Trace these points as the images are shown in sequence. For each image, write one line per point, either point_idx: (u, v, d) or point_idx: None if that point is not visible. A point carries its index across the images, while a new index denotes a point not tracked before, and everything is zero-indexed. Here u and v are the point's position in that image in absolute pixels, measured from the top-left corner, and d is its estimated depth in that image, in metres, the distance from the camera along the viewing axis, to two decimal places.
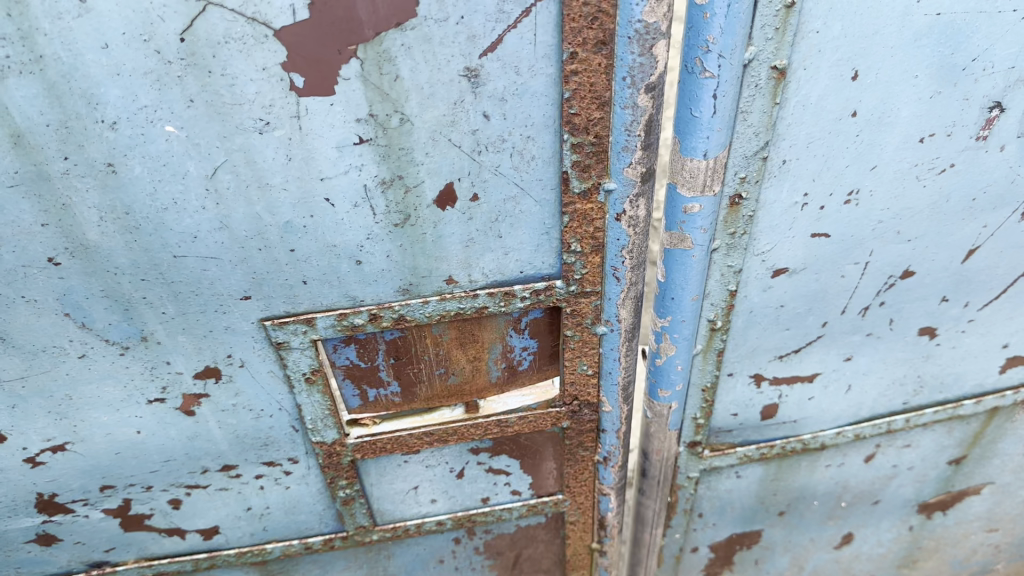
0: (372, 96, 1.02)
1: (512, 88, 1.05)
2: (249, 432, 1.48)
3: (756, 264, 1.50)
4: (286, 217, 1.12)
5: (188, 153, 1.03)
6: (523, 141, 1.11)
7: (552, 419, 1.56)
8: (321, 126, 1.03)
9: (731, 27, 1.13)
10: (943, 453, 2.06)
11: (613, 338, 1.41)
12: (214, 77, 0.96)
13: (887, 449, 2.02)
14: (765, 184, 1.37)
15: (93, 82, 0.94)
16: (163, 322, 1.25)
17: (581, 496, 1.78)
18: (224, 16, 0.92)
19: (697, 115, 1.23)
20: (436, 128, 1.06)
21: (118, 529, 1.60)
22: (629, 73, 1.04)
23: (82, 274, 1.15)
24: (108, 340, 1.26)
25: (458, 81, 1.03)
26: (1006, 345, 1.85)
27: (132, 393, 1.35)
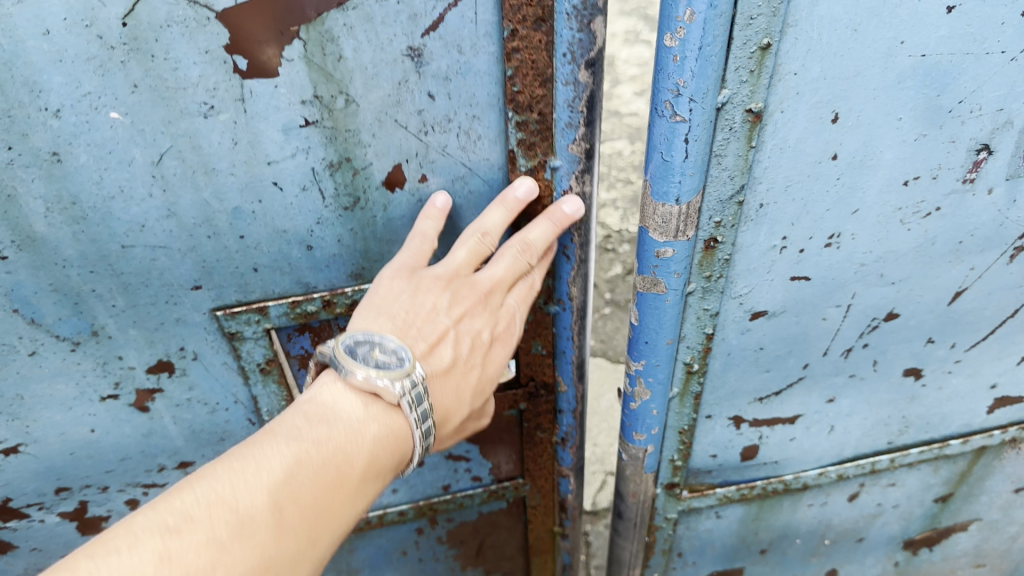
0: (316, 77, 0.98)
1: (455, 67, 1.00)
2: (205, 427, 1.43)
3: (733, 306, 1.45)
4: (234, 201, 1.09)
5: (135, 139, 1.00)
6: (469, 121, 1.06)
7: (508, 401, 1.46)
8: (266, 108, 0.99)
9: (703, 71, 1.04)
10: (929, 491, 2.00)
11: (566, 317, 1.29)
12: (157, 61, 0.93)
13: (871, 489, 1.95)
14: (741, 227, 1.30)
15: (34, 69, 0.91)
16: (114, 316, 1.20)
17: (541, 479, 1.67)
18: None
19: (668, 159, 1.15)
20: (381, 109, 1.02)
21: (76, 533, 1.55)
22: (568, 51, 0.97)
23: (31, 267, 1.11)
24: (58, 336, 1.21)
25: (400, 60, 0.98)
26: (994, 385, 1.78)
27: (84, 390, 1.30)
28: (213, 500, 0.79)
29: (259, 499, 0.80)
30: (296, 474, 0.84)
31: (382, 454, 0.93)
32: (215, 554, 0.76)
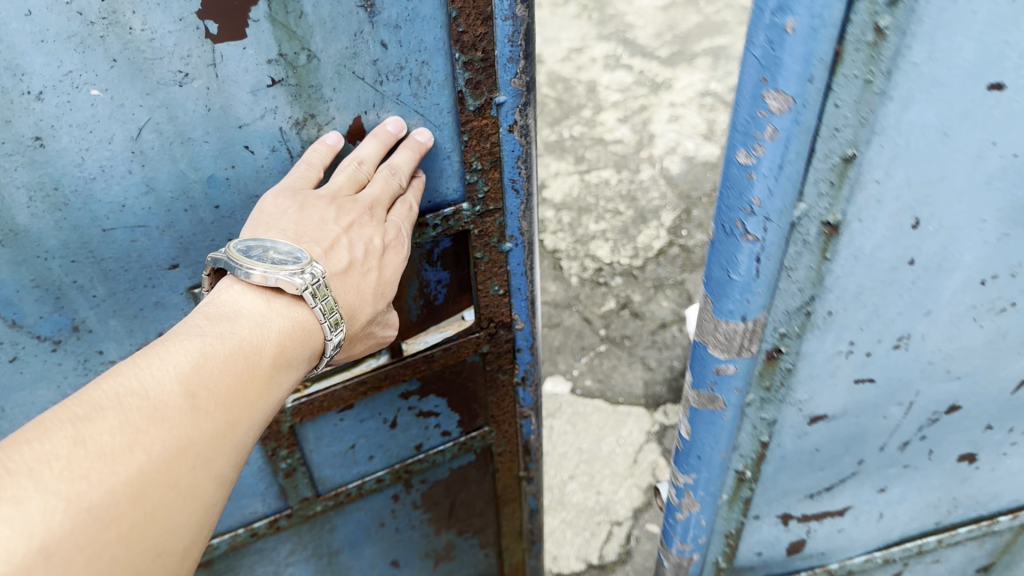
0: (280, 36, 0.98)
1: (404, 14, 1.00)
2: None
3: (794, 414, 1.21)
4: (208, 168, 1.08)
5: (115, 116, 0.98)
6: (419, 67, 1.06)
7: (474, 346, 1.41)
8: (236, 72, 0.99)
9: (781, 188, 0.84)
10: (972, 562, 1.82)
11: (517, 253, 1.32)
12: (135, 33, 0.92)
13: (914, 567, 1.75)
14: (806, 337, 1.06)
15: (16, 52, 0.89)
16: (95, 306, 1.18)
17: (506, 425, 1.62)
18: None
19: (732, 277, 0.93)
20: (340, 62, 1.02)
21: None
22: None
23: (12, 264, 1.07)
24: (40, 336, 1.17)
25: (354, 13, 0.98)
26: None
27: (67, 391, 1.27)
28: (123, 391, 0.80)
29: (170, 388, 0.82)
30: (206, 364, 0.86)
31: (292, 347, 0.95)
32: (132, 437, 0.77)
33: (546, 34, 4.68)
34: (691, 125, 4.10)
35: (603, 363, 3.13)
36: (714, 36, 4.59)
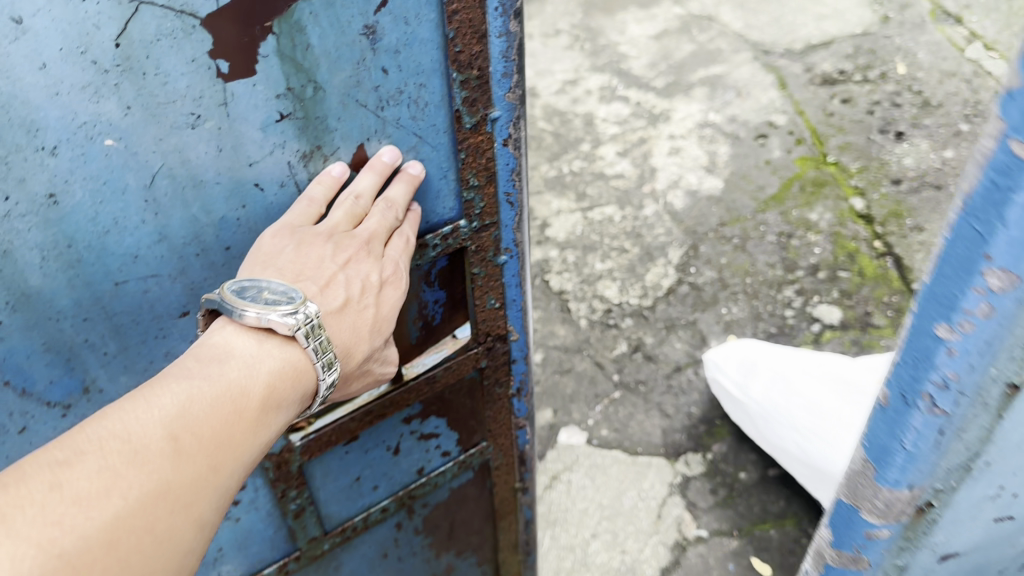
0: (287, 70, 0.83)
1: (402, 38, 0.87)
2: None
3: (924, 555, 1.00)
4: (219, 211, 0.89)
5: (129, 165, 0.80)
6: (416, 91, 0.92)
7: (473, 363, 1.27)
8: (246, 110, 0.83)
9: (979, 358, 0.74)
10: None
11: (512, 264, 1.18)
12: (149, 78, 0.76)
13: None
14: (958, 489, 0.91)
15: (31, 106, 0.72)
16: (107, 365, 0.94)
17: (502, 438, 1.48)
18: (156, 12, 0.72)
19: (903, 444, 0.83)
20: (344, 91, 0.88)
21: None
22: (500, 6, 0.89)
23: (25, 328, 0.85)
24: (49, 404, 0.93)
25: (355, 42, 0.84)
26: None
27: None
28: (103, 431, 0.70)
29: (151, 429, 0.72)
30: (191, 405, 0.75)
31: (282, 386, 0.82)
32: (108, 481, 0.68)
33: (535, 61, 3.41)
34: (694, 159, 2.89)
35: (619, 411, 2.28)
36: (710, 65, 3.25)
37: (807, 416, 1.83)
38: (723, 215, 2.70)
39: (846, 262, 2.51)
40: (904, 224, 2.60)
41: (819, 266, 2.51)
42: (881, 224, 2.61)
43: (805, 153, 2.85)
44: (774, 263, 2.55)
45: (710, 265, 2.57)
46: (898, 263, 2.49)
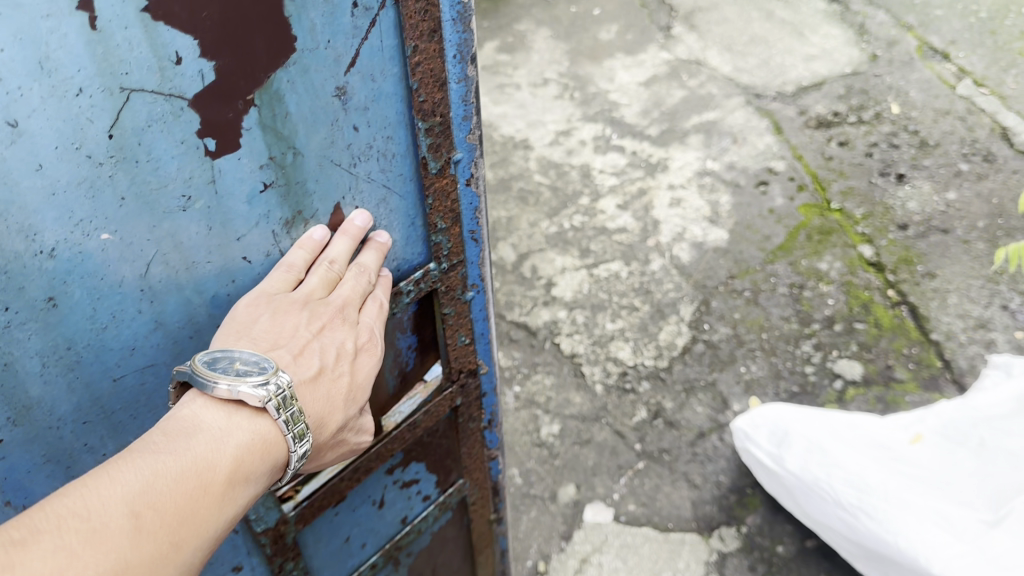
0: (269, 138, 0.67)
1: (369, 91, 0.71)
2: None
3: None
4: (212, 287, 0.73)
5: (123, 257, 0.64)
6: (384, 143, 0.76)
7: (448, 404, 1.07)
8: (233, 183, 0.68)
9: None
10: None
11: (480, 299, 1.01)
12: (142, 163, 0.61)
13: None
14: None
15: (26, 212, 0.57)
16: None
17: (477, 472, 1.26)
18: (149, 99, 0.58)
19: None
20: (323, 153, 0.72)
21: None
22: (458, 54, 0.75)
23: (26, 443, 0.69)
24: None
25: (329, 104, 0.69)
26: None
27: None
28: (58, 505, 0.54)
29: (111, 504, 0.55)
30: (158, 476, 0.58)
31: (256, 459, 0.65)
32: (61, 565, 0.52)
33: (524, 112, 2.61)
34: (698, 209, 2.24)
35: (645, 484, 1.72)
36: (703, 111, 2.53)
37: (849, 488, 1.37)
38: (731, 266, 2.09)
39: (860, 314, 1.95)
40: (915, 270, 2.03)
41: (835, 316, 1.95)
42: (891, 270, 2.03)
43: (808, 198, 2.23)
44: (785, 317, 1.97)
45: (723, 321, 1.99)
46: (916, 311, 1.94)
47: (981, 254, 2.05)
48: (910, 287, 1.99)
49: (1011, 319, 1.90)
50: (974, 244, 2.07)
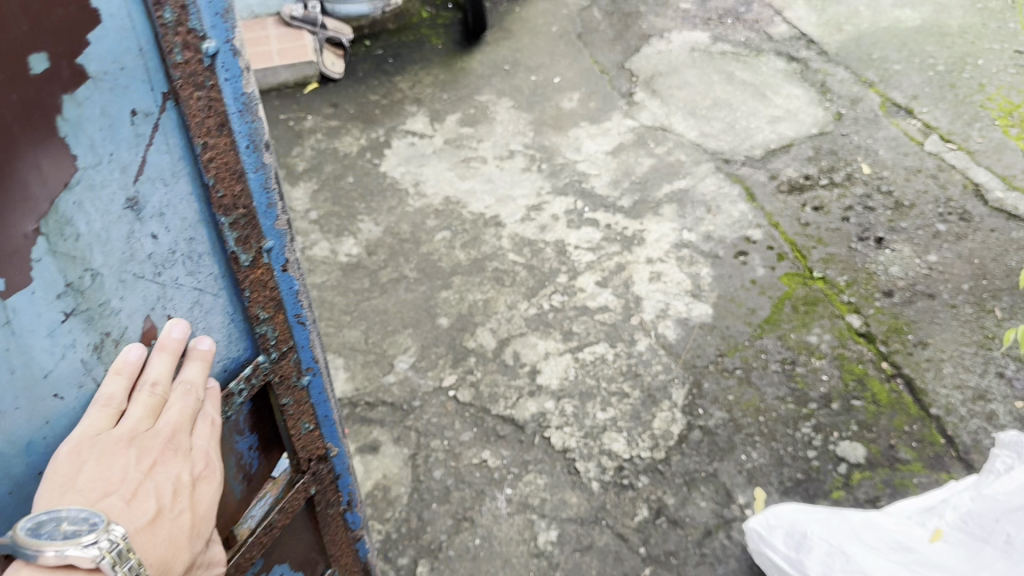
0: (62, 264, 0.55)
1: (161, 188, 0.60)
2: None
3: None
4: (23, 435, 0.59)
5: None
6: (187, 243, 0.64)
7: (303, 496, 0.89)
8: (30, 319, 0.55)
9: None
10: None
11: (320, 382, 0.85)
12: None
13: None
14: None
15: None
16: None
17: (342, 559, 1.04)
18: None
19: None
20: (123, 266, 0.60)
21: None
22: (251, 143, 0.65)
23: None
24: None
25: (120, 217, 0.58)
26: None
27: None
28: None
29: None
30: None
31: None
32: None
33: (492, 186, 2.05)
34: (680, 284, 1.77)
35: None
36: (674, 179, 2.04)
37: None
38: (718, 343, 1.64)
39: (855, 391, 1.54)
40: (907, 340, 1.62)
41: (831, 394, 1.54)
42: (882, 341, 1.62)
43: (789, 268, 1.79)
44: (780, 400, 1.54)
45: (717, 404, 1.54)
46: (912, 384, 1.54)
47: (970, 318, 1.65)
48: (902, 358, 1.59)
49: (1009, 388, 1.52)
50: (961, 309, 1.67)
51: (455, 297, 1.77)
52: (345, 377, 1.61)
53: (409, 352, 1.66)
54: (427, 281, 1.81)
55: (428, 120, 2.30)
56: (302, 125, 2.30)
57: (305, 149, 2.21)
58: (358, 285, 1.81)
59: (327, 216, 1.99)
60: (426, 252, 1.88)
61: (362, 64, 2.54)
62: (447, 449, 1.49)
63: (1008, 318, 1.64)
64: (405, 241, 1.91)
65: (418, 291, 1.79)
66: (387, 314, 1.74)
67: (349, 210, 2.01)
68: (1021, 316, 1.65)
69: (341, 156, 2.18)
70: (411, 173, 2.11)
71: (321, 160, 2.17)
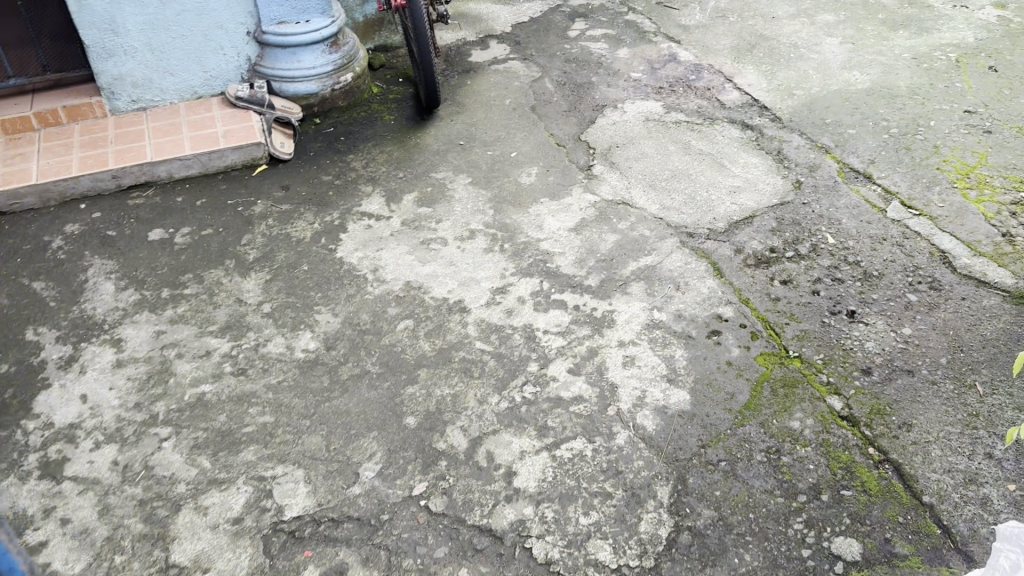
0: None
1: None
2: None
3: None
4: None
5: None
6: None
7: None
8: None
9: None
10: None
11: None
12: None
13: None
14: None
15: None
16: None
17: None
18: None
19: None
20: None
21: None
22: None
23: None
24: None
25: None
26: None
27: None
28: None
29: None
30: None
31: None
32: None
33: (454, 270, 2.05)
34: (655, 368, 1.75)
35: None
36: (638, 255, 2.07)
37: None
38: (700, 433, 1.61)
39: (845, 480, 1.51)
40: (890, 422, 1.61)
41: (820, 485, 1.50)
42: (865, 424, 1.61)
43: (764, 347, 1.79)
44: (768, 493, 1.49)
45: (704, 502, 1.48)
46: (901, 470, 1.52)
47: (952, 395, 1.66)
48: (888, 442, 1.57)
49: (998, 470, 1.51)
50: (942, 385, 1.68)
51: (422, 393, 1.71)
52: (306, 492, 1.52)
53: (374, 459, 1.58)
54: (392, 376, 1.76)
55: (384, 201, 2.31)
56: (251, 211, 2.30)
57: (255, 237, 2.19)
58: (317, 384, 1.74)
59: (281, 308, 1.94)
60: (388, 344, 1.84)
61: (314, 144, 2.62)
62: (421, 568, 1.39)
63: (989, 394, 1.65)
64: (366, 332, 1.87)
65: (382, 388, 1.73)
66: (349, 416, 1.67)
67: (305, 301, 1.96)
68: (1001, 391, 1.66)
69: (294, 243, 2.16)
70: (369, 258, 2.10)
71: (274, 247, 2.15)
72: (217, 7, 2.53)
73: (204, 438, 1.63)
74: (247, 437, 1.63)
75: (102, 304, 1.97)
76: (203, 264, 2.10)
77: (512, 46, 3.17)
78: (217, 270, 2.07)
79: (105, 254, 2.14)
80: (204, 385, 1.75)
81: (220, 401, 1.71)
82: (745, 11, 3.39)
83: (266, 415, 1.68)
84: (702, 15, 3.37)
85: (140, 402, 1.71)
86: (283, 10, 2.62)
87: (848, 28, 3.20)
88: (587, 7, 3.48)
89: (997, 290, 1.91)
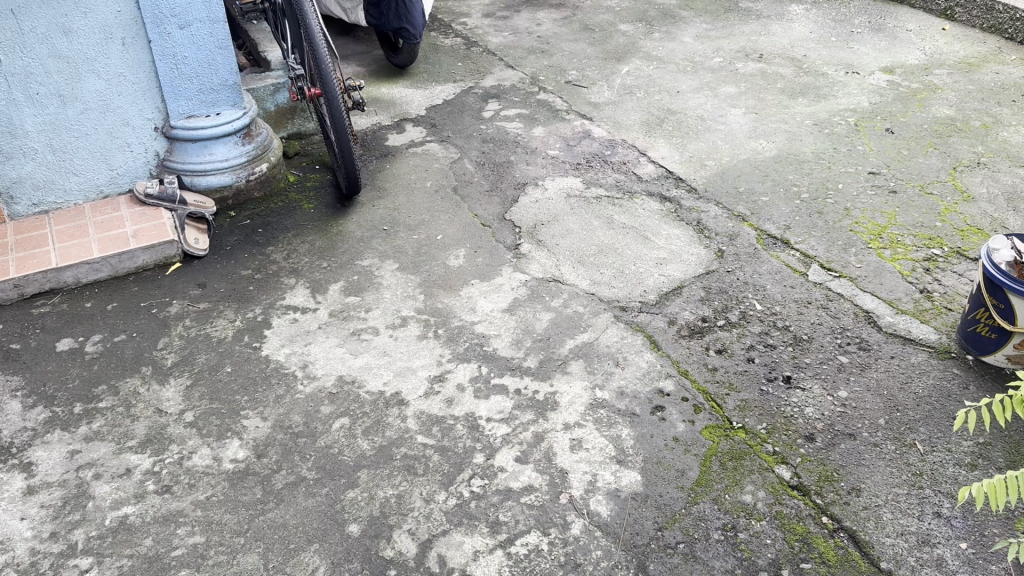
0: None
1: None
2: None
3: None
4: None
5: None
6: None
7: None
8: None
9: None
10: None
11: None
12: None
13: None
14: None
15: None
16: None
17: None
18: None
19: None
20: None
21: None
22: None
23: None
24: None
25: None
26: None
27: None
28: None
29: None
30: None
31: None
32: None
33: (388, 360, 2.00)
34: (604, 450, 1.73)
35: None
36: (573, 331, 2.08)
37: None
38: (655, 514, 1.59)
39: (803, 553, 1.51)
40: (839, 489, 1.63)
41: (780, 560, 1.50)
42: (816, 492, 1.63)
43: (708, 420, 1.80)
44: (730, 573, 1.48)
45: None
46: (856, 538, 1.53)
47: (894, 456, 1.70)
48: (840, 510, 1.59)
49: (948, 529, 1.54)
50: (884, 446, 1.73)
51: (364, 497, 1.64)
52: None
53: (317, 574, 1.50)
54: (331, 481, 1.68)
55: (309, 293, 2.26)
56: (166, 312, 2.20)
57: (172, 340, 2.09)
58: (249, 497, 1.65)
59: (205, 417, 1.84)
60: (324, 445, 1.76)
61: (232, 238, 2.55)
62: None
63: (929, 452, 1.70)
64: (299, 435, 1.79)
65: (320, 495, 1.65)
66: (287, 530, 1.58)
67: (231, 406, 1.87)
68: (940, 448, 1.71)
69: (215, 343, 2.07)
70: (297, 354, 2.03)
71: (193, 350, 2.05)
72: (122, 104, 2.46)
73: (129, 566, 1.51)
74: (177, 561, 1.52)
75: (8, 425, 1.83)
76: (117, 372, 1.98)
77: (428, 128, 3.20)
78: (133, 378, 1.96)
79: (8, 369, 2.00)
80: (125, 507, 1.63)
81: (144, 524, 1.59)
82: (651, 85, 3.53)
83: (195, 536, 1.57)
84: (610, 92, 3.49)
85: (55, 532, 1.58)
86: (192, 104, 2.60)
87: (749, 98, 3.37)
88: (499, 88, 3.56)
89: (923, 346, 2.00)
